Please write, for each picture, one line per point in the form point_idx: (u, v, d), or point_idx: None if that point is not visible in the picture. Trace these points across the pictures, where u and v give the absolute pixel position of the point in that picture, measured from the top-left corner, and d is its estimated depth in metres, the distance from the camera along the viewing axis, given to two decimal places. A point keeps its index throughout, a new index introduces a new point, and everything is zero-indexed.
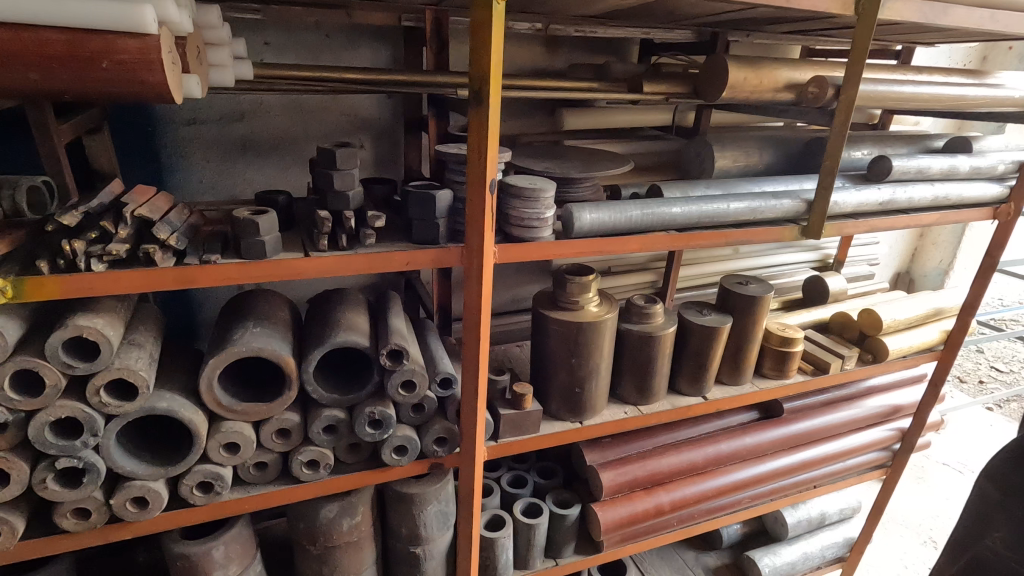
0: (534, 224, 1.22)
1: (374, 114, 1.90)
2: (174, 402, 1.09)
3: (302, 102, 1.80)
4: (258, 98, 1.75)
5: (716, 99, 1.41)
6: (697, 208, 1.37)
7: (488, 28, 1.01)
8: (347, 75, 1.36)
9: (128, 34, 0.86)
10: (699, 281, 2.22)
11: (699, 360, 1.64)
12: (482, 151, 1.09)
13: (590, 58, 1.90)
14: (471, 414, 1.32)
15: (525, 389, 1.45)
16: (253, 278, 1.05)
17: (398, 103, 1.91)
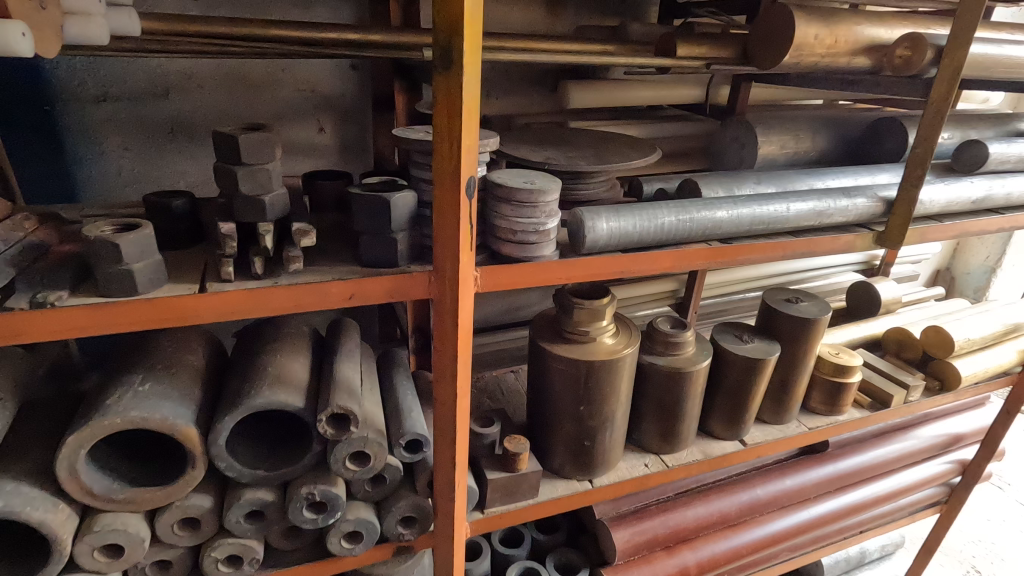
0: (531, 239, 0.87)
1: (337, 90, 1.52)
2: (16, 498, 0.77)
3: (243, 73, 1.42)
4: (190, 68, 1.37)
5: (776, 65, 1.05)
6: (749, 211, 1.03)
7: None
8: (276, 31, 0.97)
9: None
10: (726, 289, 1.88)
11: (739, 398, 1.31)
12: (454, 138, 0.75)
13: (600, 21, 1.54)
14: (448, 488, 0.99)
15: (520, 446, 1.12)
16: (118, 327, 0.72)
17: (366, 77, 1.53)
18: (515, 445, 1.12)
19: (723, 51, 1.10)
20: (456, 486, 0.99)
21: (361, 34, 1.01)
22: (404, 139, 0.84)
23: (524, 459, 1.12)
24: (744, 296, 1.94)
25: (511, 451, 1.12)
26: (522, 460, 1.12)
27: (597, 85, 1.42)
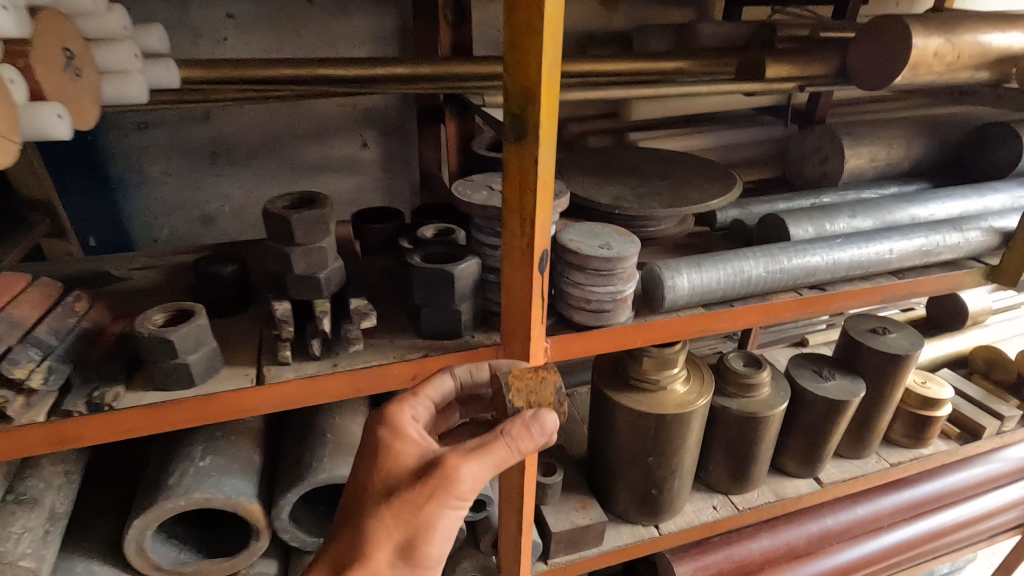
0: (607, 307, 0.78)
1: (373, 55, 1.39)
2: None
3: (282, 14, 1.29)
4: (228, 17, 1.26)
5: (884, 86, 0.90)
6: (847, 255, 0.92)
7: (538, 7, 0.54)
8: (327, 71, 0.94)
9: None
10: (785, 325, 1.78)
11: (816, 438, 1.22)
12: (527, 215, 0.65)
13: (657, 14, 1.41)
14: (365, 442, 0.69)
15: (511, 362, 0.73)
16: (169, 425, 0.68)
17: (411, 47, 1.41)
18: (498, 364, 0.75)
19: (817, 67, 0.95)
20: (387, 453, 0.66)
21: (411, 67, 0.96)
22: (467, 204, 0.76)
23: (546, 388, 0.68)
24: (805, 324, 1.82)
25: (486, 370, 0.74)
26: (539, 404, 0.66)
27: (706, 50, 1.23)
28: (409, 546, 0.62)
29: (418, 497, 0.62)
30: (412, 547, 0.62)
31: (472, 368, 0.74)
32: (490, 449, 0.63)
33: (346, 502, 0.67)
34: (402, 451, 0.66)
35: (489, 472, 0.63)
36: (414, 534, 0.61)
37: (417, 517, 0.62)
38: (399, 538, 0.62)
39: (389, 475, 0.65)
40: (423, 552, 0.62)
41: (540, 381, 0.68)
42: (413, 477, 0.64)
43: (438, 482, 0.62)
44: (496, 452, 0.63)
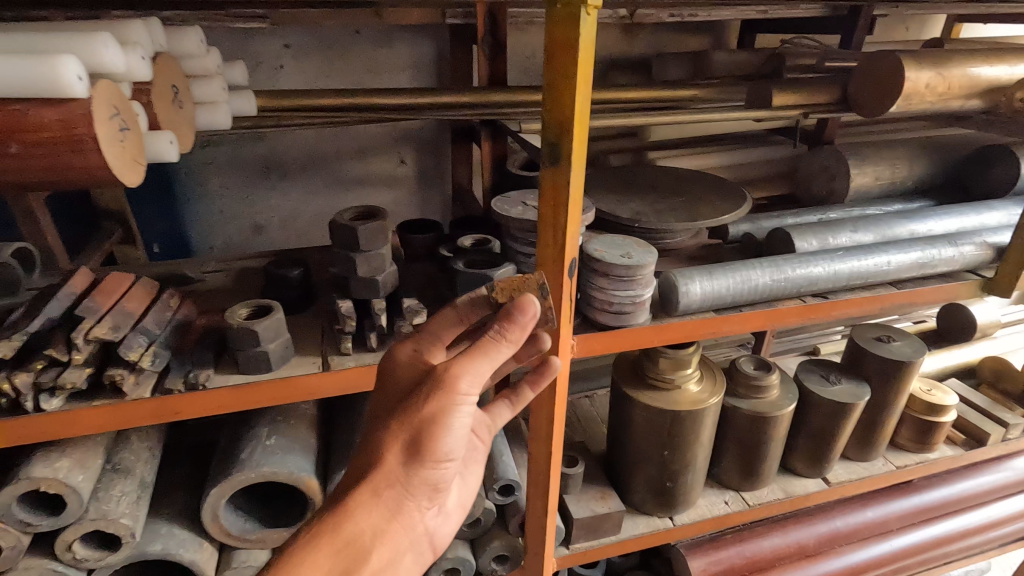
0: (627, 309, 0.88)
1: (412, 80, 1.52)
2: (171, 541, 0.87)
3: (332, 44, 1.43)
4: (284, 47, 1.40)
5: (883, 113, 0.99)
6: (847, 267, 1.01)
7: (573, 54, 0.65)
8: (379, 100, 1.07)
9: (45, 101, 0.57)
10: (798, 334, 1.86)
11: (824, 439, 1.29)
12: (559, 228, 0.76)
13: (675, 42, 1.52)
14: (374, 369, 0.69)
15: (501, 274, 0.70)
16: (250, 403, 0.79)
17: (447, 73, 1.54)
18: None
19: (821, 96, 1.05)
20: (395, 372, 0.67)
21: (452, 97, 1.09)
22: (505, 217, 0.87)
23: (533, 286, 0.65)
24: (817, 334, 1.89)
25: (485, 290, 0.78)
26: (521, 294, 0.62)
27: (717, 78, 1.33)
28: (417, 450, 0.62)
29: (423, 404, 0.62)
30: (421, 450, 0.62)
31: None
32: (480, 344, 0.62)
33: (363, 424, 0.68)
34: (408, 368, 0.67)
35: (488, 368, 0.62)
36: (420, 435, 0.61)
37: (423, 420, 0.62)
38: (407, 443, 0.62)
39: (397, 394, 0.66)
40: (434, 456, 0.62)
41: (525, 281, 0.64)
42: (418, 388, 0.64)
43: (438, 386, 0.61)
44: (488, 348, 0.62)
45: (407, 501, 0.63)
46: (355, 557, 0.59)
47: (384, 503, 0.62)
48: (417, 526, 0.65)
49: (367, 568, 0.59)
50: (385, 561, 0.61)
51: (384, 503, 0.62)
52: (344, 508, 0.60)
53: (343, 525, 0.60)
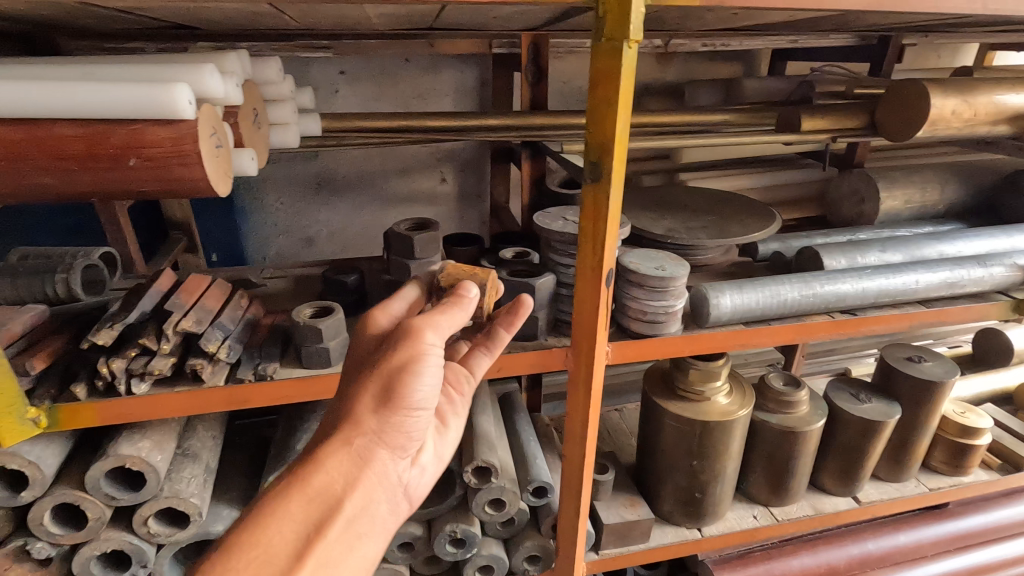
0: (660, 318, 0.94)
1: (456, 104, 1.62)
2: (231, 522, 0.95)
3: (383, 71, 1.54)
4: (340, 74, 1.51)
5: (909, 138, 1.03)
6: (875, 284, 1.04)
7: (615, 83, 0.72)
8: (429, 121, 1.15)
9: (157, 121, 0.66)
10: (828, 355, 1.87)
11: (853, 457, 1.30)
12: (598, 239, 0.82)
13: (707, 69, 1.59)
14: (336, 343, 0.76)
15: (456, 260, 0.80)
16: (310, 395, 0.87)
17: (488, 97, 1.63)
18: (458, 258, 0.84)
19: (850, 121, 1.10)
20: (355, 347, 0.74)
21: (497, 119, 1.16)
22: (547, 231, 0.94)
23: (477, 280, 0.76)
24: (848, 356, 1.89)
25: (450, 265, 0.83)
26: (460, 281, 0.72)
27: (748, 104, 1.39)
28: (384, 396, 0.66)
29: (391, 358, 0.67)
30: (391, 399, 0.66)
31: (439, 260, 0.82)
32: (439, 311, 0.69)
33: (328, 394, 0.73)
34: (371, 338, 0.73)
35: (448, 325, 0.69)
36: (390, 382, 0.66)
37: (392, 373, 0.67)
38: (379, 394, 0.67)
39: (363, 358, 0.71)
40: (407, 402, 0.66)
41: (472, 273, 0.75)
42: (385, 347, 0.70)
43: (407, 339, 0.67)
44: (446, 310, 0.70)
45: (381, 451, 0.66)
46: (328, 505, 0.61)
47: (359, 454, 0.65)
48: (391, 478, 0.68)
49: (342, 515, 0.61)
50: (360, 509, 0.63)
51: (358, 454, 0.65)
52: (315, 460, 0.63)
53: (313, 478, 0.62)
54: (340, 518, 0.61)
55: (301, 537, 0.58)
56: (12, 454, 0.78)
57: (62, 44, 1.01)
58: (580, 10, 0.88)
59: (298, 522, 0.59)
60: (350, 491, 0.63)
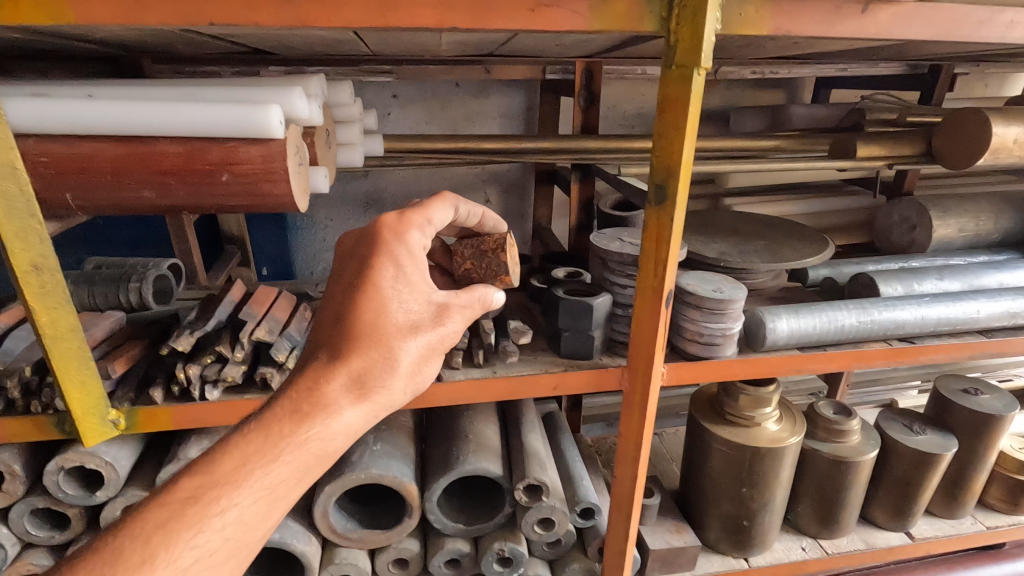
0: (716, 341, 0.94)
1: (502, 127, 1.66)
2: (286, 531, 0.97)
3: (434, 95, 1.59)
4: (393, 97, 1.56)
5: (969, 165, 1.03)
6: (935, 312, 1.03)
7: (684, 109, 0.74)
8: (484, 143, 1.19)
9: (249, 140, 0.70)
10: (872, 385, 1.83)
11: (906, 490, 1.27)
12: (660, 259, 0.83)
13: (752, 95, 1.60)
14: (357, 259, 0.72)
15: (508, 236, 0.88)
16: None
17: (534, 121, 1.67)
18: (488, 218, 0.87)
19: (905, 148, 1.10)
20: (382, 290, 0.70)
21: (550, 142, 1.19)
22: (605, 251, 0.95)
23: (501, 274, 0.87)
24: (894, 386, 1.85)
25: (477, 219, 0.86)
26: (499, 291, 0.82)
27: (796, 131, 1.40)
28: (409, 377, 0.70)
29: (434, 338, 0.72)
30: (415, 377, 0.71)
31: (472, 210, 0.83)
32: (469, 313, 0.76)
33: (337, 314, 0.70)
34: (411, 296, 0.72)
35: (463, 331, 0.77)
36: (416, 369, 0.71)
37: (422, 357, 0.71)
38: (412, 368, 0.70)
39: (403, 310, 0.70)
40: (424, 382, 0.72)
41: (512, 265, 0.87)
42: (429, 318, 0.72)
43: (455, 327, 0.74)
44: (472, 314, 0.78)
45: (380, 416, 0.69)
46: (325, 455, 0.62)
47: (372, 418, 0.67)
48: None
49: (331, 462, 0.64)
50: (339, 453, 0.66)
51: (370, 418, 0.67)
52: (336, 408, 0.64)
53: (327, 427, 0.62)
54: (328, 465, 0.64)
55: (295, 480, 0.60)
56: (91, 454, 0.81)
57: (147, 67, 1.08)
58: (643, 38, 0.91)
59: (301, 466, 0.60)
60: (346, 447, 0.65)
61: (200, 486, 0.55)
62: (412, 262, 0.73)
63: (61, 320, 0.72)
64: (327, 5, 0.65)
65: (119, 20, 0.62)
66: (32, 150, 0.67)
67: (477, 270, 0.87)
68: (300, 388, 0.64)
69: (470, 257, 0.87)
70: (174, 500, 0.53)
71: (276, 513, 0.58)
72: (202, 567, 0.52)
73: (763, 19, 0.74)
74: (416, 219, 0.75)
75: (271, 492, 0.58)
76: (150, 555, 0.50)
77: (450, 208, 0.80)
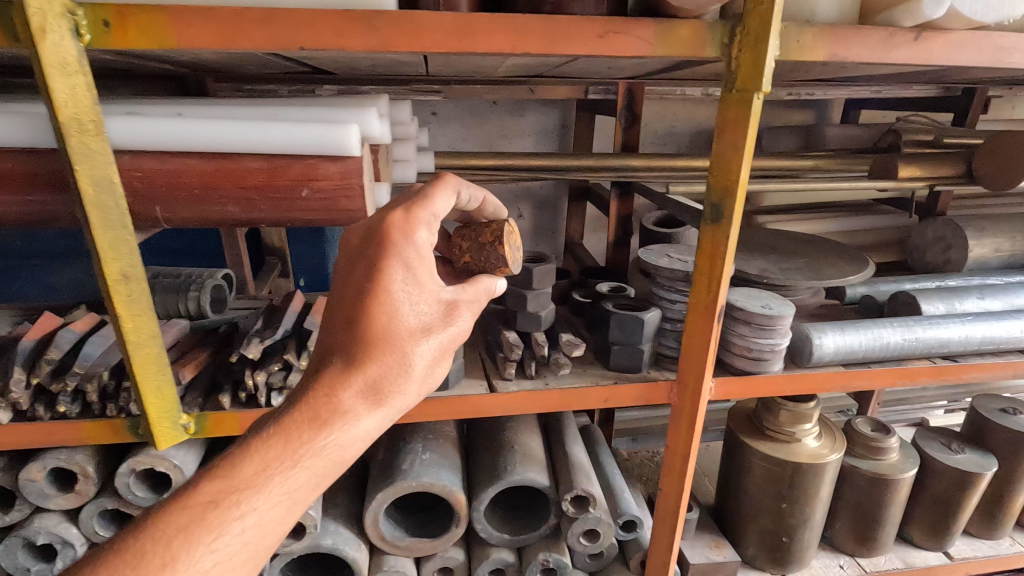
0: (765, 356, 0.95)
1: (537, 145, 1.70)
2: (339, 537, 0.99)
3: (472, 113, 1.63)
4: (432, 114, 1.61)
5: (1012, 186, 1.05)
6: (978, 331, 1.04)
7: (742, 131, 0.77)
8: (529, 161, 1.22)
9: (329, 157, 0.74)
10: (901, 404, 1.82)
11: (945, 510, 1.27)
12: (714, 275, 0.85)
13: (784, 115, 1.63)
14: (365, 252, 0.67)
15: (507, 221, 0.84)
16: (430, 416, 0.91)
17: (568, 139, 1.70)
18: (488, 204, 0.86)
19: (945, 169, 1.12)
20: (391, 288, 0.66)
21: (593, 159, 1.22)
22: (655, 266, 0.98)
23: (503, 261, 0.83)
24: (924, 405, 1.85)
25: (478, 205, 0.85)
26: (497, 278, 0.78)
27: (830, 151, 1.42)
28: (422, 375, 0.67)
29: (446, 338, 0.69)
30: (427, 379, 0.67)
31: (472, 195, 0.82)
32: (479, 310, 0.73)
33: (347, 312, 0.66)
34: (419, 296, 0.67)
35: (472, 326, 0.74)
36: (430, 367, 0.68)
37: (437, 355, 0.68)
38: (424, 370, 0.67)
39: (415, 310, 0.67)
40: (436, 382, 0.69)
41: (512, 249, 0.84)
42: (440, 317, 0.69)
43: (465, 325, 0.71)
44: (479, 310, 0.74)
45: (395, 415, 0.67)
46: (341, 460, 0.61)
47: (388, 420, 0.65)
48: None
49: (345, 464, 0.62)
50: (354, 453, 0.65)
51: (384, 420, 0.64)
52: (348, 413, 0.61)
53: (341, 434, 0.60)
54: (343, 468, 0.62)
55: (312, 486, 0.59)
56: (161, 457, 0.84)
57: (210, 86, 1.12)
58: (694, 62, 0.94)
59: (315, 472, 0.59)
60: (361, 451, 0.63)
61: (220, 490, 0.55)
62: (422, 260, 0.69)
63: (143, 327, 0.75)
64: (409, 32, 0.68)
65: (219, 45, 0.66)
66: (128, 165, 0.71)
67: (477, 262, 0.84)
68: (312, 392, 0.61)
69: (469, 248, 0.84)
70: (194, 505, 0.53)
71: (293, 517, 0.57)
72: (222, 571, 0.52)
73: (820, 47, 0.76)
74: (422, 216, 0.70)
75: (288, 500, 0.57)
76: (173, 560, 0.50)
77: (452, 193, 0.76)
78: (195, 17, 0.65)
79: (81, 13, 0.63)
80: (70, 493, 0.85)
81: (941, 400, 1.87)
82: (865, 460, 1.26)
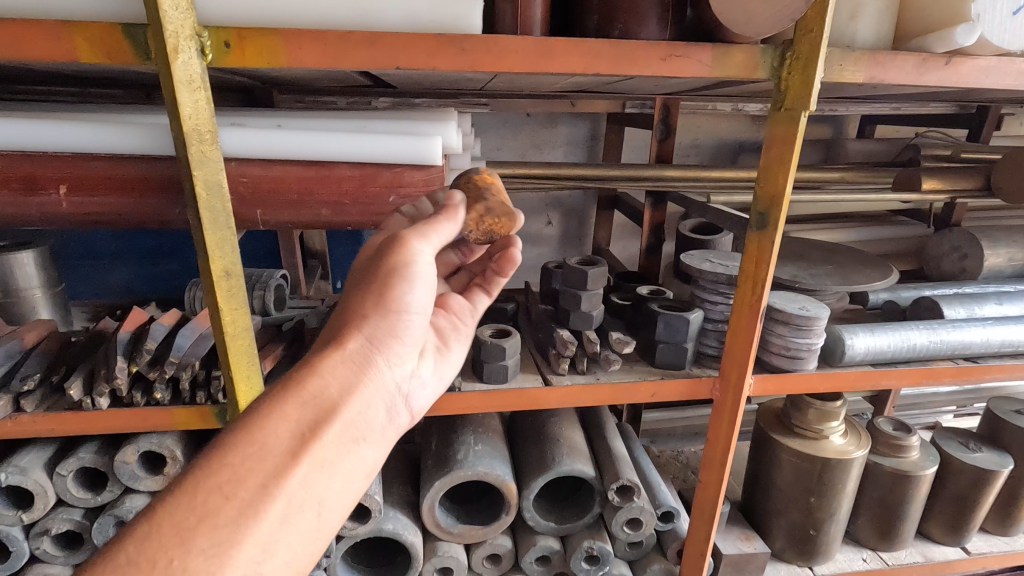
0: (801, 354, 1.02)
1: (568, 155, 1.77)
2: (398, 523, 1.04)
3: (507, 124, 1.71)
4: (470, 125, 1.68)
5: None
6: (998, 334, 1.11)
7: (790, 146, 0.84)
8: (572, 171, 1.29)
9: (414, 166, 0.81)
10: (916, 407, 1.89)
11: (963, 506, 1.33)
12: (759, 278, 0.92)
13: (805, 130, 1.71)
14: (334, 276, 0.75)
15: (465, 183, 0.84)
16: (490, 407, 0.97)
17: (598, 150, 1.78)
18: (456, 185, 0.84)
19: (966, 183, 1.19)
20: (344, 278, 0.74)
21: (631, 169, 1.30)
22: (699, 270, 1.05)
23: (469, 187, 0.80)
24: (938, 410, 1.91)
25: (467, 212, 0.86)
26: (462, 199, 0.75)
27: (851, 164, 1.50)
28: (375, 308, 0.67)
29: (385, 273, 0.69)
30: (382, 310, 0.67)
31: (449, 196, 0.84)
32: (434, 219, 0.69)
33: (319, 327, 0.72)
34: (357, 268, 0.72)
35: (438, 234, 0.69)
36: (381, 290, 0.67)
37: (385, 277, 0.68)
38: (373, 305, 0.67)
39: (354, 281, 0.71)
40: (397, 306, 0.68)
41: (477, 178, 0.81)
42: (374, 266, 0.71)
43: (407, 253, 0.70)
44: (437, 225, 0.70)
45: (376, 359, 0.66)
46: (321, 406, 0.58)
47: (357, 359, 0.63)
48: (387, 382, 0.66)
49: (337, 416, 0.58)
50: (358, 409, 0.60)
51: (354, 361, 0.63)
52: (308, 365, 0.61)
53: (306, 382, 0.58)
54: (333, 420, 0.57)
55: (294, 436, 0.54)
56: None
57: (276, 97, 1.19)
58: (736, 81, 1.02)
59: (295, 420, 0.55)
60: (345, 395, 0.60)
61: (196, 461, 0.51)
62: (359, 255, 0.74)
63: (239, 320, 0.82)
64: (492, 53, 0.76)
65: (325, 65, 0.73)
66: (235, 171, 0.78)
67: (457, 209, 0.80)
68: None
69: None
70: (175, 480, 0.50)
71: (282, 466, 0.51)
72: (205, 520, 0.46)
73: (859, 70, 0.84)
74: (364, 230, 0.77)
75: (269, 451, 0.52)
76: (158, 523, 0.45)
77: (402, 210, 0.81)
78: (305, 39, 0.72)
79: (206, 35, 0.69)
80: (157, 476, 0.91)
81: (955, 406, 1.93)
82: (889, 459, 1.32)
